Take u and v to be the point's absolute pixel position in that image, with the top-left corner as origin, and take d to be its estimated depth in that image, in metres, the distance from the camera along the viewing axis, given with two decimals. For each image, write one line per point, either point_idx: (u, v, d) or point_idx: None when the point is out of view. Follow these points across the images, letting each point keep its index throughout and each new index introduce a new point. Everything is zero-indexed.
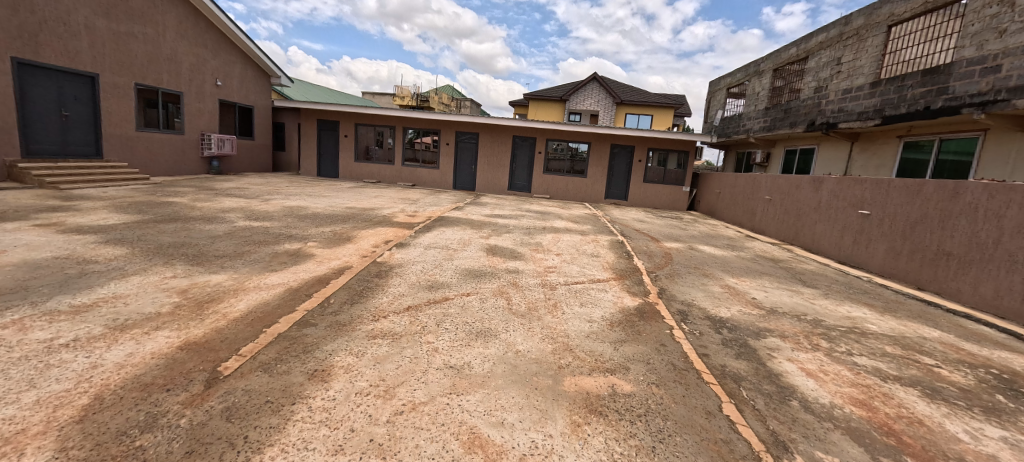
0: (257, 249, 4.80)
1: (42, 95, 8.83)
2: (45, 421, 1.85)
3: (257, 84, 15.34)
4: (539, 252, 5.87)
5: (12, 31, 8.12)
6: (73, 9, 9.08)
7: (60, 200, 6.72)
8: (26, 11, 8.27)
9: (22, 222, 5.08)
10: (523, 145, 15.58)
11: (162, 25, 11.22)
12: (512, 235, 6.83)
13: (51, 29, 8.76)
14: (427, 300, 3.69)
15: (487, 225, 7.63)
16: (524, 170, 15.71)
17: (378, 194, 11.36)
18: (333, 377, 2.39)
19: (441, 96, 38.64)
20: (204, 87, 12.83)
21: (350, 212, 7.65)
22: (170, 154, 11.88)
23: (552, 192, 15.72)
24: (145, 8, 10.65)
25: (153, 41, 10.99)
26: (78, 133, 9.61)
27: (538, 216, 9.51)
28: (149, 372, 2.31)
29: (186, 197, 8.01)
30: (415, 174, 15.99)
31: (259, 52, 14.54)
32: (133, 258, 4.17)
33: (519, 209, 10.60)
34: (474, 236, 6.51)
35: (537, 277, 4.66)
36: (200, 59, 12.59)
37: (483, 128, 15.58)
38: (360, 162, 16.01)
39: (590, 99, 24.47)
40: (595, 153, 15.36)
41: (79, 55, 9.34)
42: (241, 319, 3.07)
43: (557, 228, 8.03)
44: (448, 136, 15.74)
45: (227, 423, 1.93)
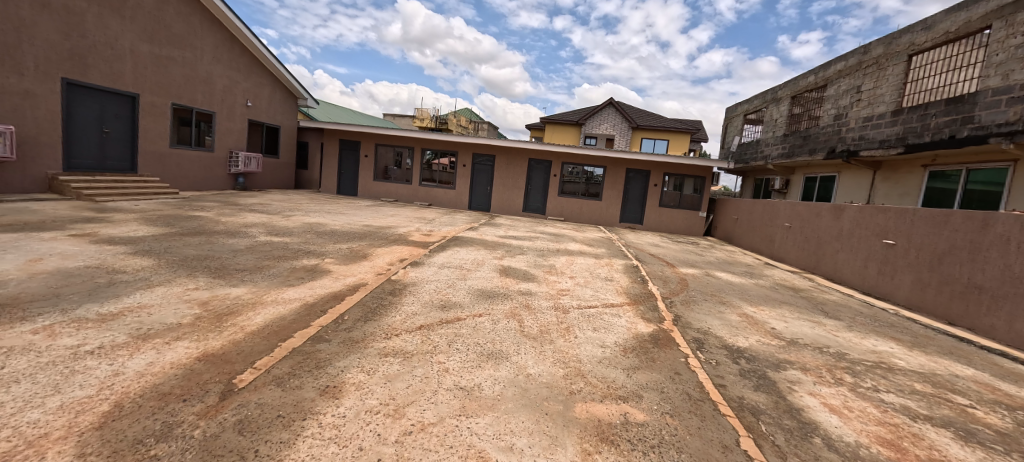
0: (276, 264, 4.92)
1: (87, 113, 9.35)
2: (67, 426, 1.91)
3: (285, 104, 16.03)
4: (552, 274, 5.83)
5: (64, 54, 8.69)
6: (120, 35, 9.70)
7: (95, 212, 7.03)
8: (77, 35, 8.87)
9: (59, 231, 5.34)
10: (538, 168, 15.73)
11: (200, 49, 11.89)
12: (526, 257, 6.83)
13: (99, 52, 9.33)
14: (439, 320, 3.67)
15: (501, 245, 7.65)
16: (539, 192, 15.79)
17: (395, 212, 11.55)
18: (344, 393, 2.40)
19: (460, 119, 39.65)
20: (235, 107, 13.43)
21: (367, 230, 7.80)
22: (198, 169, 12.33)
23: (566, 214, 15.71)
24: (185, 34, 11.33)
25: (191, 64, 11.64)
26: (116, 148, 10.10)
27: (553, 238, 9.53)
28: (167, 382, 2.37)
29: (214, 211, 8.32)
30: (431, 194, 16.23)
31: (289, 75, 15.26)
32: (159, 269, 4.31)
33: (533, 230, 10.64)
34: (488, 256, 6.54)
35: (549, 300, 4.63)
36: (233, 81, 13.24)
37: (500, 150, 15.82)
38: (378, 180, 16.36)
39: (606, 123, 24.71)
40: (610, 177, 15.38)
41: (122, 76, 9.92)
42: (257, 333, 3.13)
43: (570, 250, 8.01)
44: (465, 158, 16.02)
45: (239, 436, 1.96)
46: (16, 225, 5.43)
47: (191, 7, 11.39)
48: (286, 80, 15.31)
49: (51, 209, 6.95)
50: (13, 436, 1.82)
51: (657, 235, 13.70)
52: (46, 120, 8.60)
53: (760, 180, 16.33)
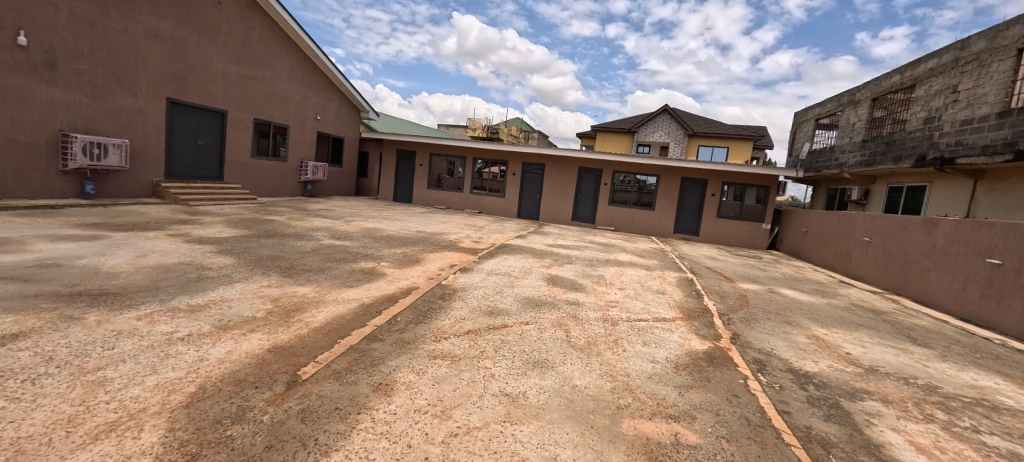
0: (338, 266, 5.26)
1: (185, 128, 10.62)
2: (161, 403, 2.20)
3: (350, 118, 17.21)
4: (601, 285, 5.72)
5: (169, 77, 9.96)
6: (213, 59, 10.95)
7: (188, 215, 7.94)
8: (180, 60, 10.13)
9: (160, 231, 6.09)
10: (588, 177, 15.53)
11: (278, 69, 13.11)
12: (574, 266, 6.75)
13: (196, 74, 10.59)
14: (487, 326, 3.73)
15: (549, 254, 7.63)
16: (589, 202, 15.56)
17: (446, 219, 11.94)
18: (395, 392, 2.51)
19: (511, 129, 40.32)
20: (307, 120, 14.62)
21: (420, 236, 8.13)
22: (273, 177, 13.52)
23: (616, 224, 15.34)
24: (266, 55, 12.55)
25: (270, 82, 12.86)
26: (207, 159, 11.36)
27: (602, 248, 9.34)
28: (242, 369, 2.62)
29: (285, 216, 9.09)
30: (481, 201, 16.57)
31: (354, 90, 16.35)
32: (238, 267, 4.77)
33: (582, 240, 10.50)
34: (536, 264, 6.55)
35: (598, 311, 4.53)
36: (306, 97, 14.43)
37: (549, 159, 15.85)
38: (431, 188, 16.99)
39: (660, 130, 23.90)
40: (664, 186, 14.83)
41: (214, 95, 11.17)
42: (320, 329, 3.36)
43: (620, 261, 7.81)
44: (515, 167, 16.20)
45: (302, 424, 2.12)
46: (128, 225, 6.28)
47: (271, 30, 12.62)
48: (351, 94, 16.41)
49: (154, 212, 7.94)
50: (119, 408, 2.13)
51: (715, 247, 12.98)
52: (154, 134, 9.86)
53: (834, 190, 14.97)
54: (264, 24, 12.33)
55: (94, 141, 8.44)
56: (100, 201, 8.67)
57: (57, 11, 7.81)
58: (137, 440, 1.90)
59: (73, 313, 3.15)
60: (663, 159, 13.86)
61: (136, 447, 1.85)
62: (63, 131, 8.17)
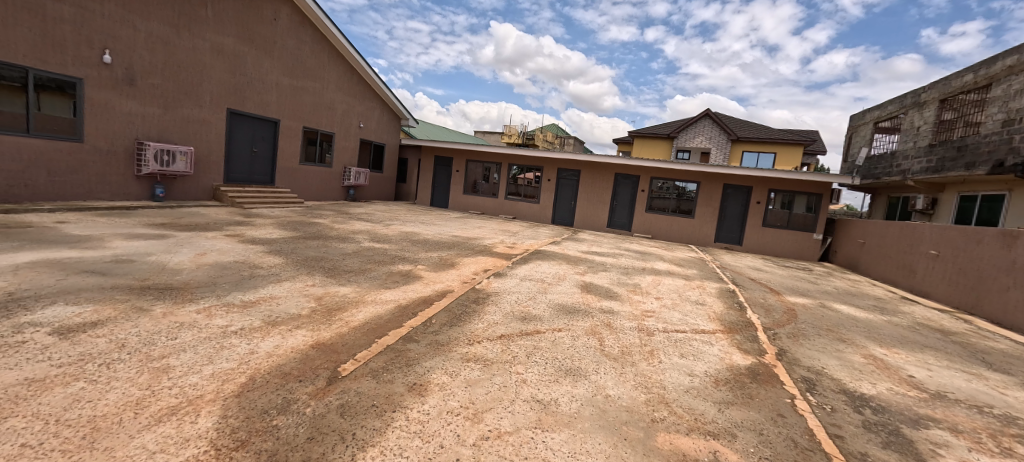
0: (376, 268, 5.46)
1: (242, 136, 11.43)
2: (215, 391, 2.38)
3: (391, 126, 17.88)
4: (636, 294, 5.59)
5: (230, 90, 10.78)
6: (269, 71, 11.74)
7: (243, 217, 8.53)
8: (239, 73, 10.93)
9: (219, 231, 6.58)
10: (625, 183, 15.23)
11: (326, 79, 13.85)
12: (609, 274, 6.64)
13: (253, 86, 11.39)
14: (520, 331, 3.74)
15: (583, 261, 7.56)
16: (625, 209, 15.26)
17: (481, 224, 12.12)
18: (429, 392, 2.57)
19: (546, 135, 40.39)
20: (351, 128, 15.32)
21: (455, 240, 8.29)
22: (319, 182, 14.25)
23: (654, 232, 14.93)
24: (315, 67, 13.30)
25: (318, 93, 13.60)
26: (261, 164, 12.15)
27: (638, 256, 9.14)
28: (288, 363, 2.77)
29: (329, 219, 9.55)
30: (515, 207, 16.67)
31: (396, 99, 16.97)
32: (286, 266, 5.07)
33: (618, 247, 10.31)
34: (570, 271, 6.51)
35: (633, 320, 4.43)
36: (350, 106, 15.14)
37: (584, 165, 15.72)
38: (467, 194, 17.29)
39: (701, 135, 23.07)
40: (705, 193, 14.29)
41: (268, 105, 11.95)
42: (359, 328, 3.51)
43: (657, 270, 7.60)
44: (550, 173, 16.19)
45: (341, 418, 2.22)
46: (191, 225, 6.83)
47: (321, 44, 13.37)
48: (393, 103, 17.04)
49: (214, 214, 8.61)
50: (179, 394, 2.32)
51: (760, 258, 12.35)
52: (216, 142, 10.67)
53: (896, 199, 13.85)
54: (314, 38, 13.08)
55: (163, 148, 9.24)
56: (168, 203, 9.48)
57: (136, 31, 8.66)
58: (194, 425, 2.06)
59: (143, 305, 3.46)
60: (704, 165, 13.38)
61: (194, 431, 2.02)
62: (138, 139, 9.00)
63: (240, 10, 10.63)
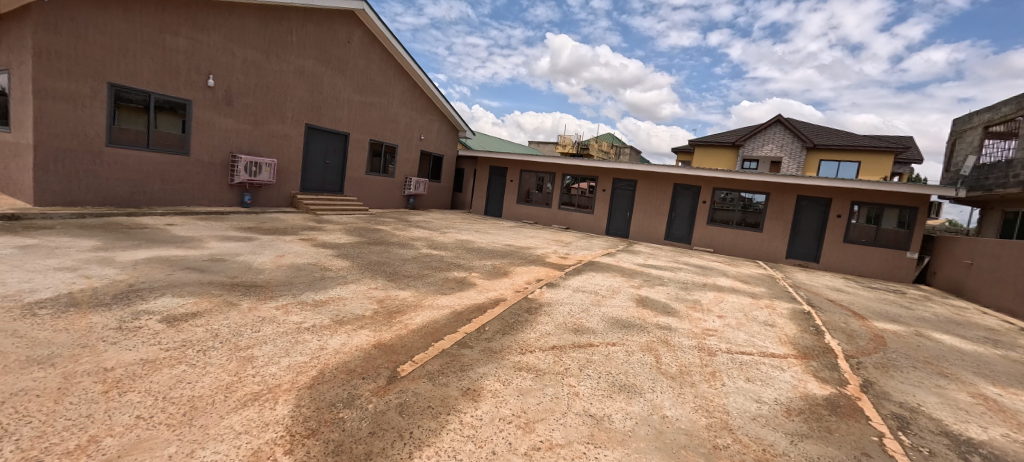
0: (433, 273, 5.69)
1: (317, 149, 12.49)
2: (290, 382, 2.60)
3: (450, 137, 18.63)
4: (697, 311, 5.30)
5: (309, 107, 11.87)
6: (342, 89, 12.78)
7: (315, 222, 9.30)
8: (317, 92, 12.01)
9: (295, 235, 7.23)
10: (684, 194, 14.55)
11: (391, 95, 14.77)
12: (667, 289, 6.38)
13: (328, 103, 12.45)
14: (572, 343, 3.70)
15: (638, 274, 7.33)
16: (685, 221, 14.57)
17: (534, 234, 12.20)
18: (482, 398, 2.62)
19: (601, 144, 39.91)
20: (412, 140, 16.17)
21: (509, 249, 8.42)
22: (383, 191, 15.15)
23: (716, 245, 14.09)
24: (382, 84, 14.26)
25: (384, 107, 14.54)
26: (332, 175, 13.18)
27: (699, 271, 8.68)
28: (353, 360, 2.97)
29: (390, 226, 10.12)
30: (568, 217, 16.55)
31: (454, 111, 17.67)
32: (352, 270, 5.44)
33: (676, 261, 9.87)
34: (624, 284, 6.34)
35: (693, 339, 4.21)
36: (413, 120, 16.00)
37: (642, 175, 15.27)
38: (521, 203, 17.50)
39: (771, 143, 21.55)
40: (776, 205, 13.27)
41: (340, 120, 12.98)
42: (417, 331, 3.67)
43: (720, 286, 7.17)
44: (605, 183, 15.92)
45: (399, 417, 2.33)
46: (272, 229, 7.58)
47: (388, 63, 14.33)
48: (452, 115, 17.76)
49: (291, 219, 9.48)
50: (260, 382, 2.57)
51: (842, 278, 11.19)
52: (295, 155, 11.76)
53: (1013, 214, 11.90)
54: (382, 57, 14.04)
55: (253, 161, 10.36)
56: (254, 209, 10.58)
57: (235, 57, 9.84)
58: (273, 411, 2.28)
59: (232, 299, 3.90)
60: (775, 175, 12.45)
61: (273, 416, 2.23)
62: (233, 153, 10.19)
63: (319, 35, 11.74)
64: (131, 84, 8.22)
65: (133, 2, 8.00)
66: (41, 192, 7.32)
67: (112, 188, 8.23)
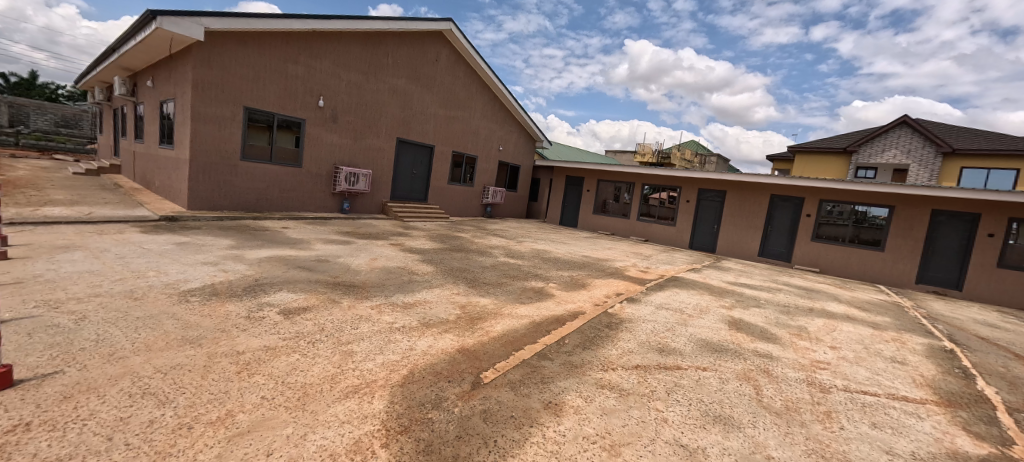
0: (512, 282, 5.82)
1: (406, 161, 13.48)
2: (384, 379, 2.82)
3: (527, 148, 18.97)
4: (801, 339, 4.75)
5: (400, 122, 12.88)
6: (429, 105, 13.68)
7: (403, 229, 10.02)
8: (408, 108, 12.99)
9: (386, 240, 7.89)
10: (784, 207, 13.22)
11: (473, 108, 15.48)
12: (764, 311, 5.82)
13: (417, 118, 13.40)
14: (657, 364, 3.54)
15: (729, 293, 6.80)
16: (784, 236, 13.23)
17: (612, 245, 11.92)
18: (564, 413, 2.60)
19: (684, 153, 37.99)
20: (491, 151, 16.76)
21: (586, 260, 8.32)
22: (462, 200, 15.86)
23: (822, 265, 12.55)
24: (465, 98, 15.01)
25: (466, 120, 15.27)
26: (418, 184, 14.11)
27: (802, 293, 7.79)
28: (439, 363, 3.14)
29: (470, 234, 10.54)
30: (648, 229, 15.89)
31: (532, 122, 17.98)
32: (436, 275, 5.77)
33: (772, 281, 8.97)
34: (713, 303, 5.91)
35: (799, 371, 3.77)
36: (492, 131, 16.59)
37: (731, 185, 14.20)
38: (597, 214, 17.22)
39: (894, 148, 18.74)
40: (902, 221, 11.48)
41: (427, 133, 13.88)
42: (499, 339, 3.77)
43: (828, 312, 6.36)
44: (689, 193, 15.04)
45: (484, 423, 2.40)
46: (366, 234, 8.33)
47: (471, 78, 15.05)
48: (529, 125, 18.09)
49: (382, 225, 10.34)
50: (359, 376, 2.82)
51: (994, 310, 9.30)
52: (387, 166, 12.80)
53: None
54: (466, 72, 14.80)
55: (352, 172, 11.44)
56: (351, 215, 11.70)
57: (341, 80, 11.04)
58: (371, 404, 2.49)
59: (335, 297, 4.35)
60: (901, 185, 10.79)
61: (371, 410, 2.43)
62: (336, 165, 11.39)
63: (412, 56, 12.72)
64: (259, 106, 9.60)
65: (264, 37, 9.37)
66: (192, 198, 8.84)
67: (242, 195, 9.65)
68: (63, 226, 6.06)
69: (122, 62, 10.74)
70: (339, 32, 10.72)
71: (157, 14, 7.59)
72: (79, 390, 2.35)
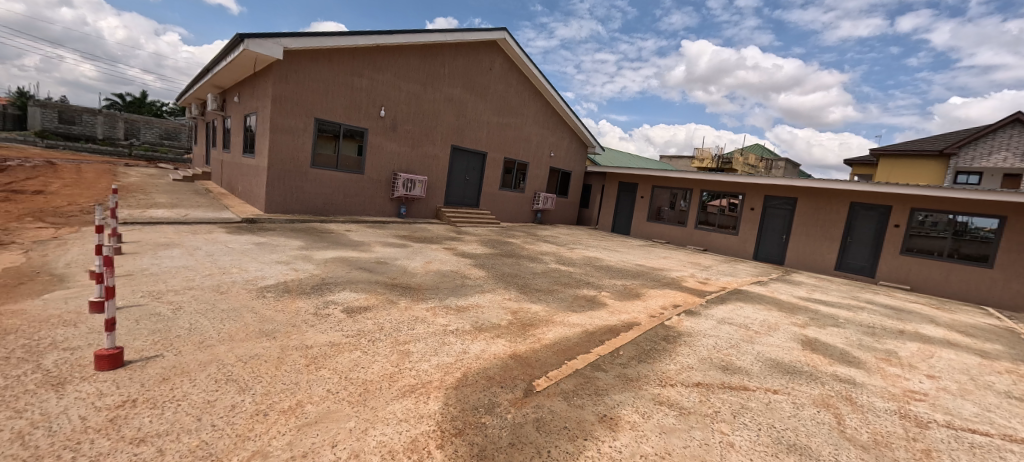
0: (563, 289, 5.79)
1: (460, 167, 13.88)
2: (439, 380, 2.91)
3: (578, 154, 18.82)
4: (889, 364, 4.27)
5: (455, 130, 13.30)
6: (482, 113, 14.01)
7: (455, 234, 10.30)
8: (462, 116, 13.39)
9: (439, 244, 8.17)
10: (866, 216, 12.01)
11: (525, 115, 15.63)
12: (844, 332, 5.30)
13: (470, 126, 13.77)
14: (720, 382, 3.35)
15: (801, 310, 6.28)
16: (866, 248, 12.01)
17: (667, 254, 11.47)
18: (620, 428, 2.53)
19: (749, 158, 35.78)
20: (542, 157, 16.82)
21: (640, 270, 8.08)
22: (512, 206, 16.04)
23: (912, 282, 11.22)
24: (517, 105, 15.21)
25: (517, 127, 15.46)
26: (471, 191, 14.47)
27: (890, 313, 7.00)
28: (492, 368, 3.18)
29: (520, 240, 10.62)
30: (706, 238, 15.07)
31: (584, 128, 17.81)
32: (488, 280, 5.87)
33: (852, 297, 8.16)
34: (782, 320, 5.48)
35: (888, 400, 3.39)
36: (543, 137, 16.64)
37: (803, 192, 13.17)
38: (651, 221, 16.67)
39: (1003, 150, 16.67)
40: (1016, 234, 10.00)
41: (479, 140, 14.21)
42: (551, 347, 3.75)
43: (923, 335, 5.65)
44: (754, 200, 14.14)
45: (537, 432, 2.40)
46: (422, 238, 8.66)
47: (523, 85, 15.23)
48: (581, 131, 17.93)
49: (436, 230, 10.71)
50: (415, 376, 2.93)
51: None
52: (441, 173, 13.26)
53: None
54: (518, 80, 15.00)
55: (410, 178, 11.94)
56: (407, 220, 12.22)
57: (401, 91, 11.63)
58: (427, 405, 2.58)
59: (393, 297, 4.58)
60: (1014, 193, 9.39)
61: (427, 410, 2.52)
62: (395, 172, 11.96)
63: (467, 66, 13.13)
64: (328, 117, 10.36)
65: (334, 53, 10.12)
66: (269, 202, 9.72)
67: (311, 199, 10.45)
68: (164, 226, 6.92)
69: (213, 81, 12.11)
70: (401, 46, 11.30)
71: (245, 37, 8.45)
72: (174, 373, 2.65)
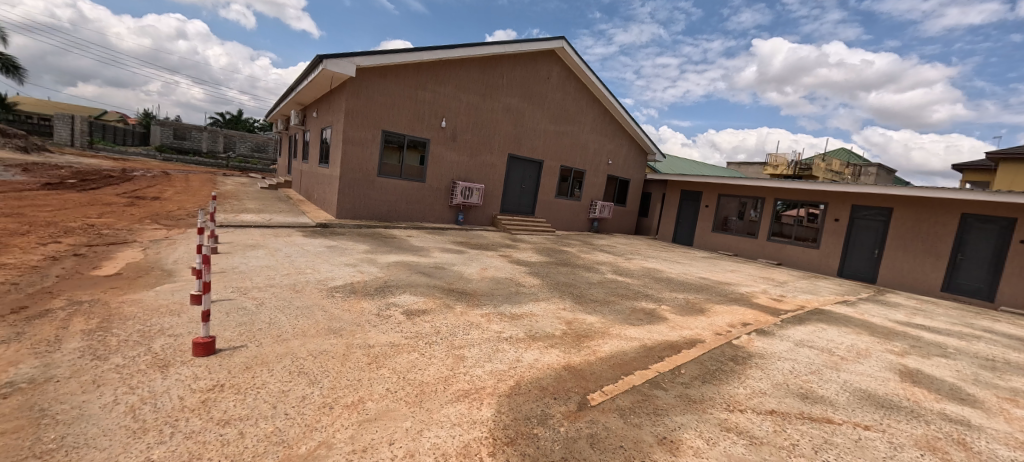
0: (620, 301, 5.62)
1: (516, 176, 14.07)
2: (492, 387, 2.95)
3: (637, 161, 18.25)
4: (1017, 406, 3.62)
5: (512, 139, 13.53)
6: (539, 121, 14.11)
7: (510, 241, 10.42)
8: (519, 125, 13.59)
9: (494, 251, 8.31)
10: (983, 230, 10.33)
11: (582, 123, 15.49)
12: (956, 364, 4.58)
13: (527, 135, 13.92)
14: (798, 412, 3.05)
15: (898, 335, 5.53)
16: (983, 268, 10.32)
17: (734, 268, 10.71)
18: (681, 453, 2.39)
19: (833, 163, 32.33)
20: (600, 165, 16.54)
21: (704, 283, 7.61)
22: (568, 214, 15.92)
23: None
24: (573, 113, 15.12)
25: (574, 135, 15.36)
26: (526, 199, 14.59)
27: (1019, 345, 5.91)
28: (545, 378, 3.17)
29: (575, 248, 10.47)
30: (781, 251, 13.88)
31: (644, 134, 17.24)
32: (542, 288, 5.87)
33: (965, 324, 7.03)
34: (875, 346, 4.87)
35: (1016, 449, 2.86)
36: (600, 145, 16.36)
37: (900, 202, 11.69)
38: (716, 232, 15.73)
39: None
40: None
41: (535, 149, 14.31)
42: (607, 360, 3.65)
43: None
44: (839, 210, 12.77)
45: (590, 449, 2.34)
46: (478, 245, 8.87)
47: (580, 92, 15.12)
48: (641, 138, 17.38)
49: (492, 237, 10.92)
50: (469, 381, 3.00)
51: None
52: (498, 181, 13.53)
53: None
54: (575, 87, 14.93)
55: (467, 186, 12.35)
56: (463, 226, 12.59)
57: (461, 103, 12.08)
58: (480, 411, 2.62)
59: (449, 302, 4.74)
60: None
61: (479, 416, 2.56)
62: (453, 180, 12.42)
63: (525, 76, 13.33)
64: (394, 129, 11.04)
65: (401, 69, 10.78)
66: (341, 208, 10.54)
67: (377, 206, 11.15)
68: (252, 229, 7.77)
69: (296, 99, 13.47)
70: (462, 59, 11.76)
71: (324, 57, 9.29)
72: (256, 363, 2.96)
